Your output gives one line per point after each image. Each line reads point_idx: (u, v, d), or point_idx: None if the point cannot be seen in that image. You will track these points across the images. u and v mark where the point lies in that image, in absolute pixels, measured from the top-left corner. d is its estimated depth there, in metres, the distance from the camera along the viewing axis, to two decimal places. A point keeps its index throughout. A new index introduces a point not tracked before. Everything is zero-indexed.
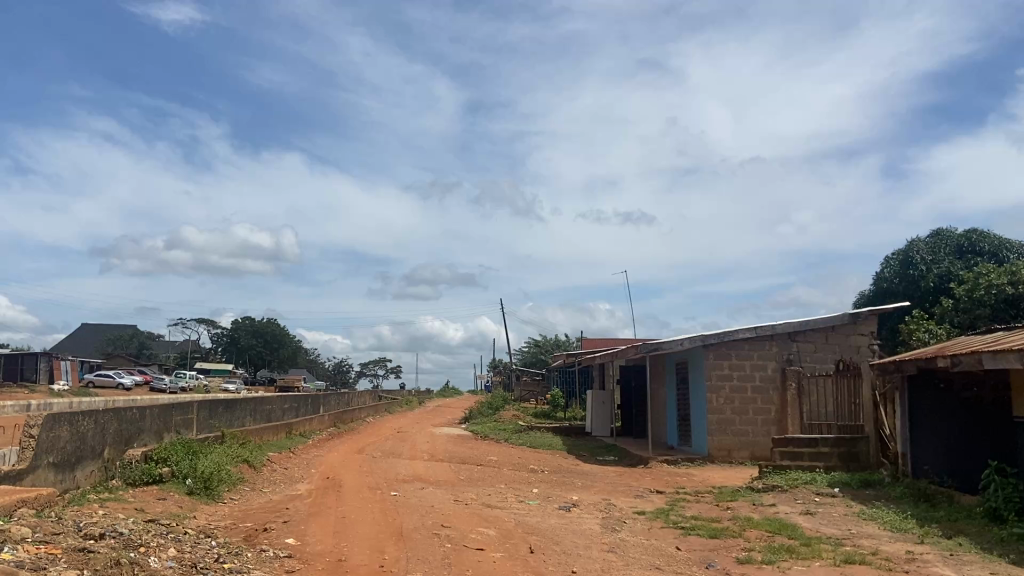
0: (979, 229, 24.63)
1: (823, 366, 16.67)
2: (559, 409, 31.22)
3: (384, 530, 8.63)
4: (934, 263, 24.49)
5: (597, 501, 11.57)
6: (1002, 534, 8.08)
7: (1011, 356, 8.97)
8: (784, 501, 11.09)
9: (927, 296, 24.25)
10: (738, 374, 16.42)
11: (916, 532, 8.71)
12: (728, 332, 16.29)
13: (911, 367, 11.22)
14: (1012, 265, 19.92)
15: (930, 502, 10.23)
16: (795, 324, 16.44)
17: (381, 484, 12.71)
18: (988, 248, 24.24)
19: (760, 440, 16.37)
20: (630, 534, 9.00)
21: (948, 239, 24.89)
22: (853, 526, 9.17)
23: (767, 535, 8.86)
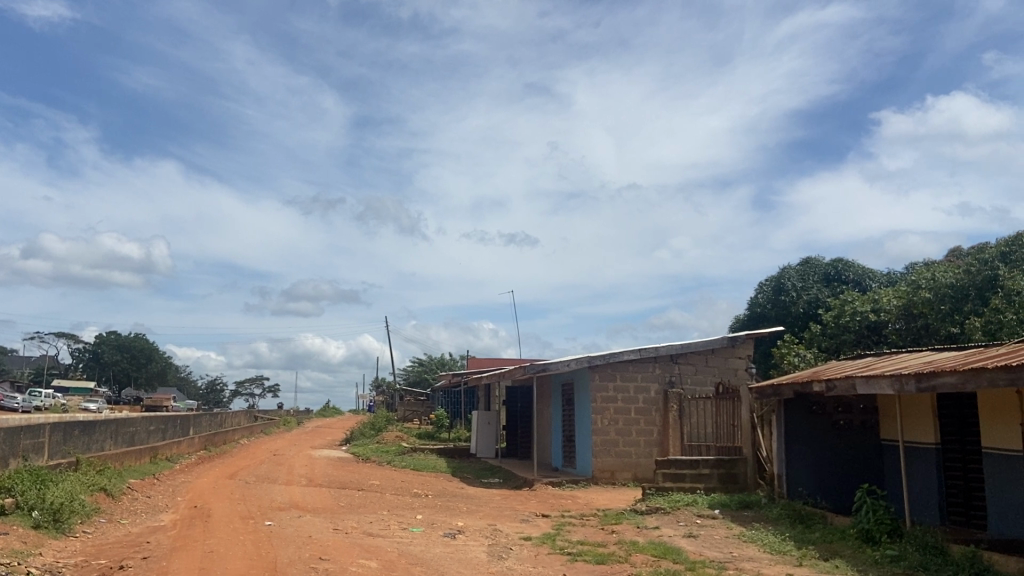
0: (844, 258, 26.16)
1: (702, 388, 17.11)
2: (443, 430, 30.84)
3: (256, 565, 8.05)
4: (804, 290, 25.83)
5: (483, 527, 11.32)
6: (877, 556, 8.39)
7: (883, 382, 9.37)
8: (667, 523, 11.19)
9: (798, 321, 25.53)
10: (622, 396, 16.61)
11: (795, 553, 8.92)
12: (614, 354, 16.45)
13: (788, 391, 11.60)
14: (874, 294, 21.20)
15: (806, 523, 10.58)
16: (677, 347, 16.80)
17: (253, 512, 11.99)
18: (852, 275, 25.77)
19: (642, 461, 16.61)
20: (517, 562, 8.79)
21: (817, 268, 26.31)
22: (734, 549, 9.30)
23: (653, 559, 8.84)
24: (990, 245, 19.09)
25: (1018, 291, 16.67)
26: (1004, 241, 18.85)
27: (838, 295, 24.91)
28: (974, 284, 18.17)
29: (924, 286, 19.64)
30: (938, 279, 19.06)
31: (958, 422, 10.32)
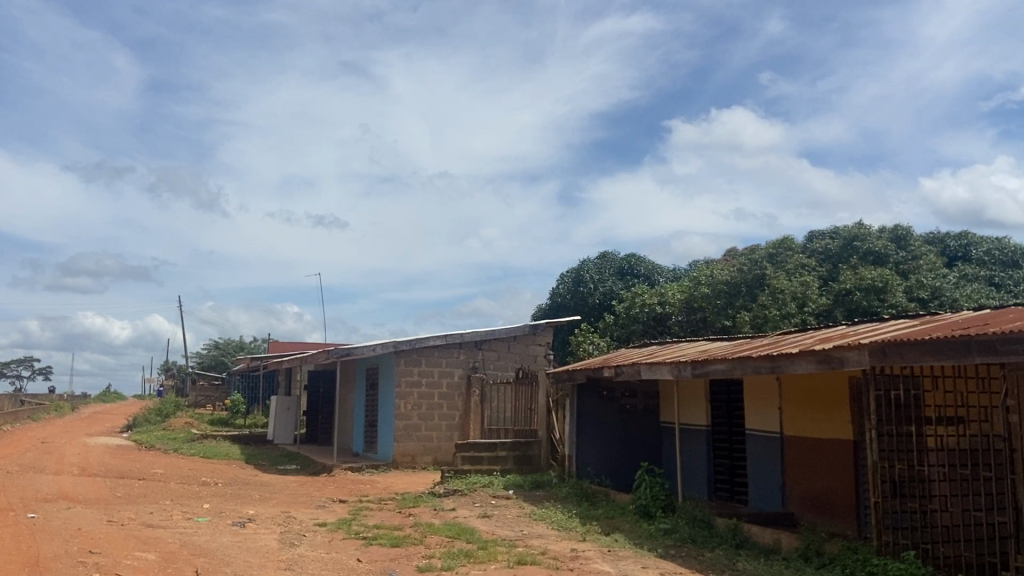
0: (637, 254, 27.89)
1: (503, 373, 17.61)
2: (239, 416, 29.52)
3: (12, 562, 7.28)
4: (600, 282, 27.27)
5: (276, 514, 10.96)
6: (652, 530, 9.07)
7: (664, 368, 10.11)
8: (463, 504, 11.42)
9: (594, 312, 26.86)
10: (426, 381, 16.71)
11: (580, 529, 9.43)
12: (419, 339, 16.47)
13: (582, 376, 12.20)
14: (662, 288, 22.78)
15: (591, 501, 11.23)
16: (481, 333, 17.12)
17: (12, 505, 10.81)
18: (643, 270, 27.56)
19: (443, 445, 16.83)
20: (309, 548, 8.61)
21: (612, 261, 27.86)
22: (525, 527, 9.67)
23: (446, 540, 9.00)
24: (761, 247, 21.12)
25: (780, 288, 18.67)
26: (772, 244, 21.05)
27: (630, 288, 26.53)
28: (745, 281, 20.09)
29: (704, 282, 21.41)
30: (716, 276, 20.87)
31: (727, 405, 11.36)
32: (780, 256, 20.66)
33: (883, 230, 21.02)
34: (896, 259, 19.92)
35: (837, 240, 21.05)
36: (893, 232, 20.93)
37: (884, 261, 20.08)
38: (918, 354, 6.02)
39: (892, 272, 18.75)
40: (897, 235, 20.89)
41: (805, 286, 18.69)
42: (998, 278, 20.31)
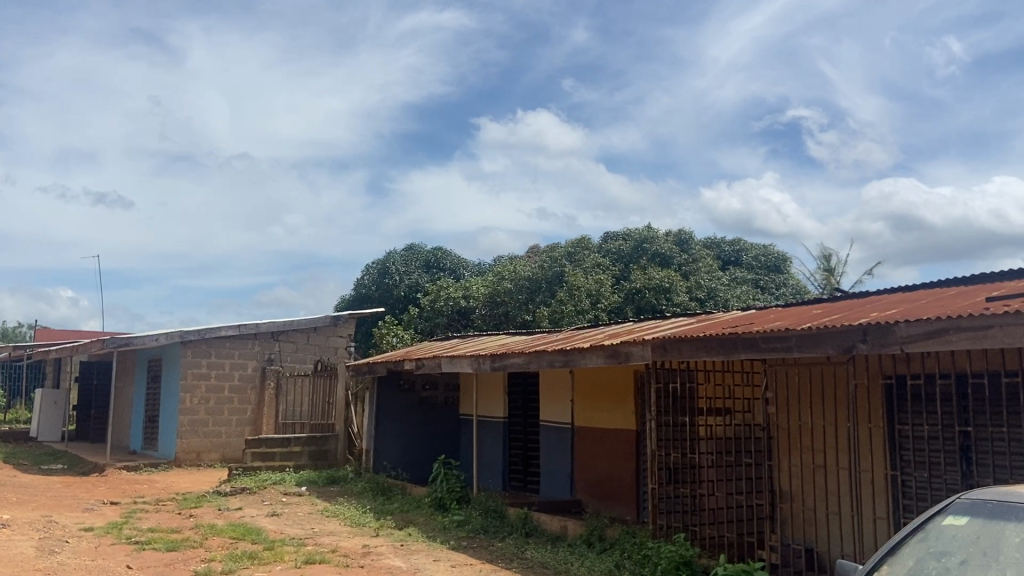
0: (443, 248, 28.02)
1: (301, 366, 17.01)
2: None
3: None
4: (406, 275, 27.10)
5: (33, 519, 9.84)
6: (445, 522, 9.12)
7: (463, 361, 10.19)
8: (250, 503, 10.89)
9: (398, 304, 26.65)
10: (216, 373, 15.76)
11: (372, 525, 9.28)
12: (209, 330, 15.47)
13: (381, 369, 12.02)
14: (466, 282, 23.02)
15: (386, 495, 11.10)
16: (278, 324, 16.41)
17: None
18: (449, 264, 27.76)
19: (232, 441, 15.96)
20: (71, 556, 7.81)
21: (419, 254, 27.80)
22: (315, 525, 9.37)
23: (230, 541, 8.51)
24: (561, 245, 21.94)
25: (577, 285, 19.51)
26: (570, 243, 21.95)
27: (435, 281, 26.62)
28: (546, 278, 20.76)
29: (507, 277, 21.86)
30: (518, 272, 21.42)
31: (523, 398, 11.67)
32: (578, 254, 21.59)
33: (670, 233, 22.59)
34: (680, 261, 21.49)
35: (629, 241, 22.31)
36: (677, 236, 22.55)
37: (669, 262, 21.59)
38: (693, 349, 6.47)
39: (676, 273, 20.19)
40: (680, 239, 22.53)
41: (599, 284, 19.67)
42: (763, 281, 22.54)
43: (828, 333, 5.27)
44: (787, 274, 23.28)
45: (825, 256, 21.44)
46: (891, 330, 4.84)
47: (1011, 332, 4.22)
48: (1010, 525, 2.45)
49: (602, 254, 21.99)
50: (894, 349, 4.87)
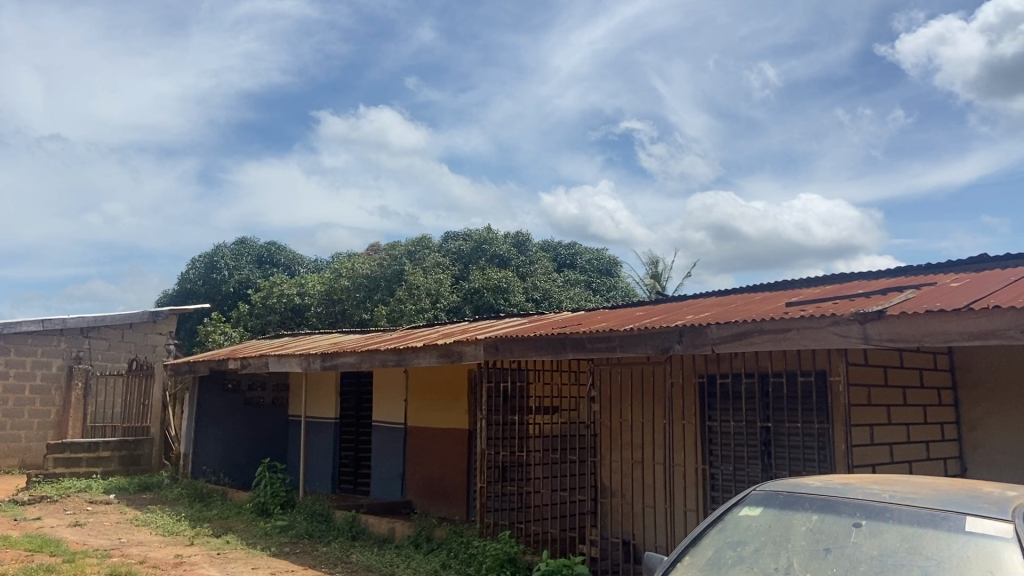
0: (277, 242, 26.96)
1: (114, 365, 15.78)
2: None
3: None
4: (236, 270, 25.81)
5: None
6: (267, 528, 8.73)
7: (292, 360, 9.81)
8: (49, 513, 9.92)
9: (227, 300, 25.35)
10: (14, 372, 14.26)
11: (188, 533, 8.72)
12: (6, 324, 13.97)
13: (204, 368, 11.34)
14: (301, 279, 22.23)
15: (204, 502, 10.48)
16: (88, 319, 15.11)
17: None
18: (283, 259, 26.76)
19: (31, 446, 14.50)
20: None
21: (251, 249, 26.59)
22: (124, 535, 8.68)
23: (23, 555, 7.70)
24: (400, 243, 21.70)
25: (416, 284, 19.35)
26: (410, 242, 21.74)
27: (269, 277, 25.56)
28: (385, 276, 20.46)
29: (344, 274, 21.31)
30: (356, 270, 20.97)
31: (355, 398, 11.41)
32: (419, 253, 21.43)
33: (508, 235, 22.91)
34: (517, 262, 21.90)
35: (469, 241, 22.44)
36: (516, 238, 22.90)
37: (507, 264, 21.94)
38: (524, 349, 6.56)
39: (514, 274, 20.50)
40: (518, 241, 22.91)
41: (438, 283, 19.65)
42: (595, 284, 23.37)
43: (648, 334, 5.50)
44: (617, 277, 24.30)
45: (653, 260, 22.56)
46: (704, 332, 5.12)
47: (806, 335, 4.57)
48: (798, 514, 2.63)
49: (442, 253, 21.95)
50: (706, 350, 5.14)
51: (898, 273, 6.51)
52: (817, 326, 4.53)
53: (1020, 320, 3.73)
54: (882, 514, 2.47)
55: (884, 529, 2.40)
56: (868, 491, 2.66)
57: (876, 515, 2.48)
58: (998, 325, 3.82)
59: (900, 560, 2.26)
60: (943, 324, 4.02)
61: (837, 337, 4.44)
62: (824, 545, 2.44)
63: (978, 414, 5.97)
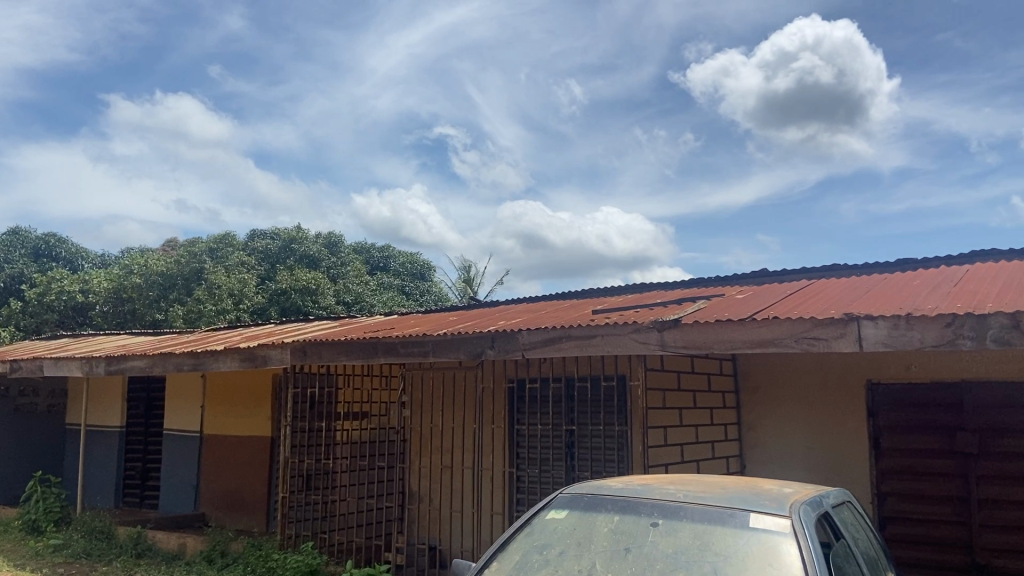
0: (58, 234, 24.42)
1: None
2: None
3: None
4: (6, 263, 23.08)
5: None
6: (38, 547, 7.85)
7: (72, 364, 8.90)
8: None
9: None
10: None
11: None
12: None
13: None
14: (85, 274, 20.10)
15: None
16: None
17: None
18: (65, 253, 24.31)
19: None
20: None
21: (25, 240, 23.89)
22: None
23: None
24: (201, 240, 20.43)
25: (217, 283, 18.28)
26: (212, 239, 20.55)
27: (47, 273, 23.09)
28: (182, 274, 19.20)
29: (136, 271, 19.69)
30: (151, 266, 19.45)
31: (144, 404, 10.57)
32: (221, 251, 20.34)
33: (319, 235, 22.23)
34: (328, 264, 21.31)
35: (276, 240, 21.51)
36: (327, 239, 22.28)
37: (317, 265, 21.30)
38: (334, 353, 6.36)
39: (323, 276, 19.92)
40: (330, 242, 22.32)
41: (242, 283, 18.75)
42: (408, 288, 23.25)
43: (460, 339, 5.51)
44: (430, 282, 24.31)
45: (466, 266, 22.80)
46: (515, 337, 5.21)
47: (611, 342, 4.78)
48: (600, 515, 2.73)
49: (248, 252, 20.90)
50: (516, 356, 5.24)
51: (692, 285, 6.99)
52: (621, 333, 4.75)
53: (795, 330, 4.12)
54: (676, 513, 2.62)
55: (679, 528, 2.55)
56: (664, 491, 2.80)
57: (672, 514, 2.62)
58: (777, 334, 4.19)
59: (692, 557, 2.41)
60: (730, 333, 4.35)
61: (638, 344, 4.68)
62: (623, 545, 2.54)
63: (756, 416, 6.54)
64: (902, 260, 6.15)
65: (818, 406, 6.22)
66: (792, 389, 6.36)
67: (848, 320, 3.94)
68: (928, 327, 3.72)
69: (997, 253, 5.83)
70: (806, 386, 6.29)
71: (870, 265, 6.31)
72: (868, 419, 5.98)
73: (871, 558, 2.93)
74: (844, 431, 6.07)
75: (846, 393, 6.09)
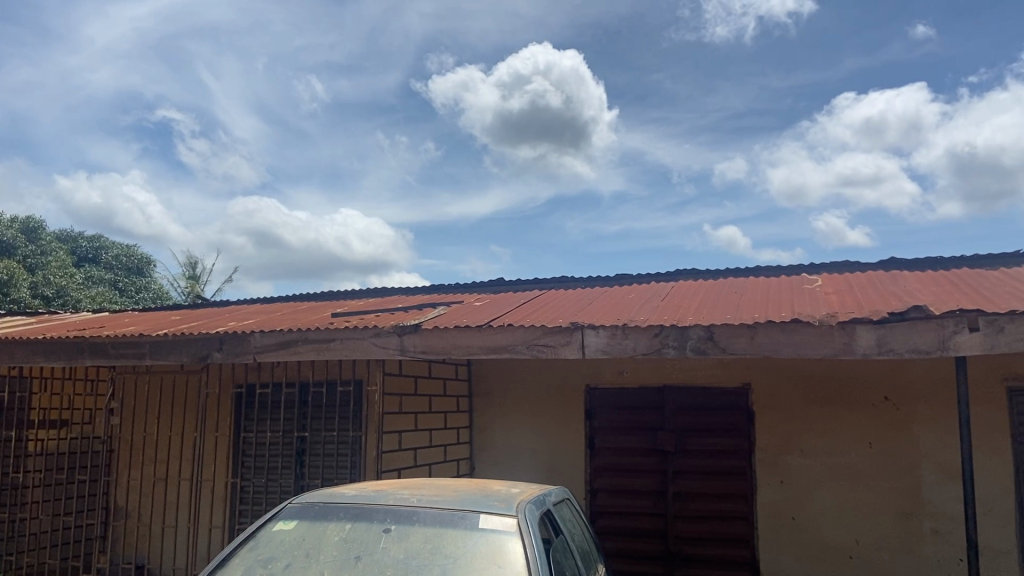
0: None
1: None
2: None
3: None
4: None
5: None
6: None
7: None
8: None
9: None
10: None
11: None
12: None
13: None
14: None
15: None
16: None
17: None
18: None
19: None
20: None
21: None
22: None
23: None
24: None
25: None
26: None
27: None
28: None
29: None
30: None
31: None
32: None
33: (14, 219, 19.37)
34: (24, 253, 18.63)
35: None
36: (25, 223, 19.49)
37: (11, 253, 18.50)
38: (28, 353, 5.57)
39: (17, 265, 17.35)
40: (28, 227, 19.57)
41: None
42: (122, 284, 21.15)
43: (183, 341, 5.11)
44: (149, 279, 22.28)
45: (190, 262, 21.22)
46: (246, 340, 4.93)
47: (348, 346, 4.70)
48: (331, 524, 2.66)
49: None
50: (247, 359, 4.96)
51: (431, 291, 7.10)
52: (360, 337, 4.69)
53: (527, 337, 4.34)
54: (409, 518, 2.62)
55: (410, 532, 2.56)
56: (397, 497, 2.80)
57: (404, 518, 2.62)
58: (510, 341, 4.38)
59: (422, 561, 2.42)
60: (467, 339, 4.48)
61: (377, 349, 4.65)
62: (354, 554, 2.50)
63: (486, 420, 6.78)
64: (621, 275, 6.73)
65: (542, 409, 6.61)
66: (520, 393, 6.70)
67: (573, 328, 4.23)
68: (640, 336, 4.11)
69: (697, 272, 6.59)
70: (532, 390, 6.66)
71: (593, 278, 6.84)
72: (586, 420, 6.47)
73: (584, 551, 3.14)
74: (565, 433, 6.52)
75: (569, 398, 6.55)
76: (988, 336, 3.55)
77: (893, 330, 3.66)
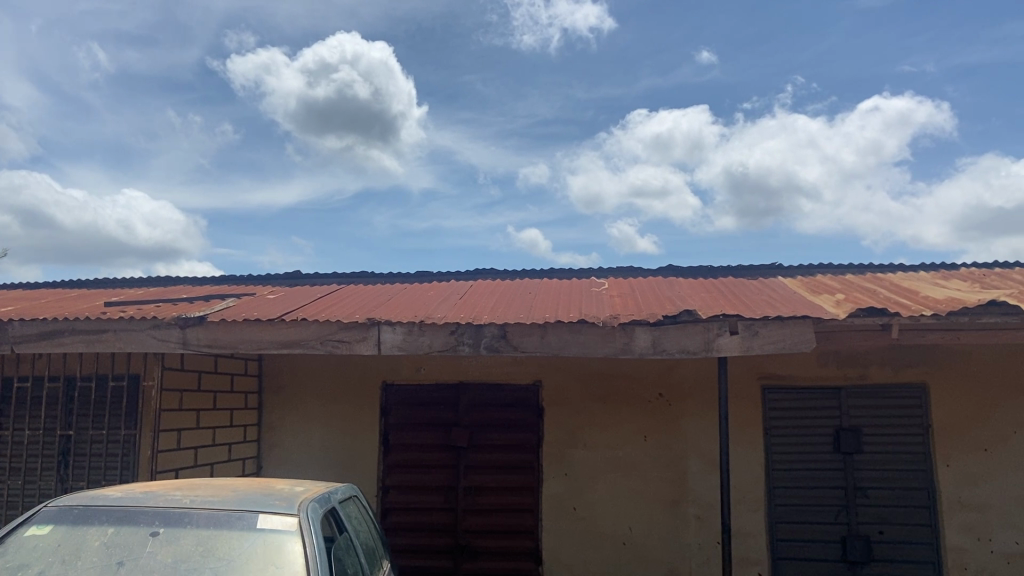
0: None
1: None
2: None
3: None
4: None
5: None
6: None
7: None
8: None
9: None
10: None
11: None
12: None
13: None
14: None
15: None
16: None
17: None
18: None
19: None
20: None
21: None
22: None
23: None
24: None
25: None
26: None
27: None
28: None
29: None
30: None
31: None
32: None
33: None
34: None
35: None
36: None
37: None
38: None
39: None
40: None
41: None
42: None
43: None
44: None
45: None
46: (3, 329, 4.44)
47: (122, 338, 4.37)
48: (92, 528, 2.45)
49: None
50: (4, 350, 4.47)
51: (222, 282, 6.76)
52: (136, 329, 4.37)
53: (321, 332, 4.24)
54: (180, 520, 2.48)
55: (180, 535, 2.41)
56: (168, 498, 2.63)
57: (175, 521, 2.47)
58: (302, 336, 4.27)
59: (191, 565, 2.29)
60: (257, 333, 4.31)
61: (156, 342, 4.35)
62: (116, 559, 2.32)
63: (276, 417, 6.56)
64: (421, 272, 6.77)
65: (336, 406, 6.49)
66: (315, 390, 6.54)
67: (369, 325, 4.19)
68: (436, 333, 4.15)
69: (495, 273, 6.76)
70: (326, 387, 6.52)
71: (393, 275, 6.81)
72: (381, 417, 6.44)
73: (368, 548, 3.12)
74: (360, 429, 6.44)
75: (365, 394, 6.48)
76: (745, 339, 3.93)
77: (666, 332, 3.95)
